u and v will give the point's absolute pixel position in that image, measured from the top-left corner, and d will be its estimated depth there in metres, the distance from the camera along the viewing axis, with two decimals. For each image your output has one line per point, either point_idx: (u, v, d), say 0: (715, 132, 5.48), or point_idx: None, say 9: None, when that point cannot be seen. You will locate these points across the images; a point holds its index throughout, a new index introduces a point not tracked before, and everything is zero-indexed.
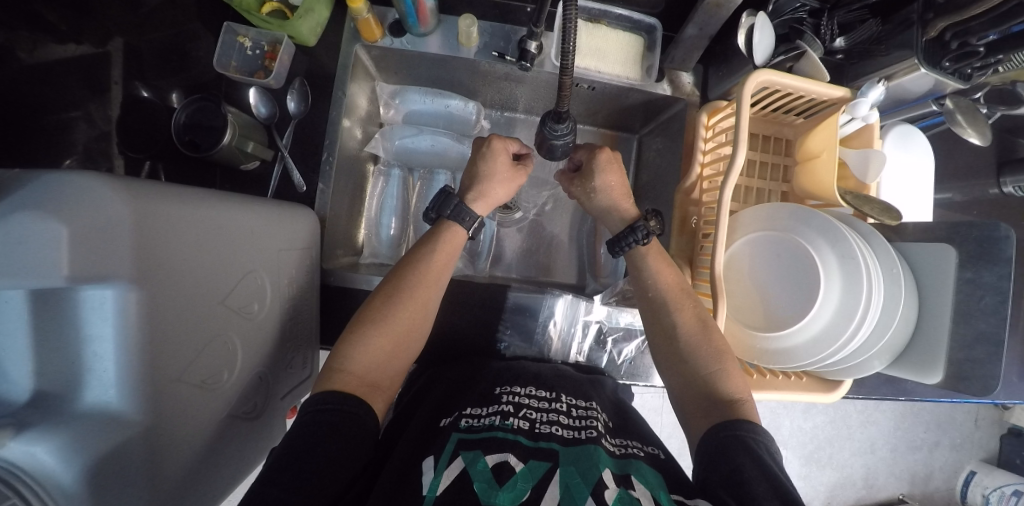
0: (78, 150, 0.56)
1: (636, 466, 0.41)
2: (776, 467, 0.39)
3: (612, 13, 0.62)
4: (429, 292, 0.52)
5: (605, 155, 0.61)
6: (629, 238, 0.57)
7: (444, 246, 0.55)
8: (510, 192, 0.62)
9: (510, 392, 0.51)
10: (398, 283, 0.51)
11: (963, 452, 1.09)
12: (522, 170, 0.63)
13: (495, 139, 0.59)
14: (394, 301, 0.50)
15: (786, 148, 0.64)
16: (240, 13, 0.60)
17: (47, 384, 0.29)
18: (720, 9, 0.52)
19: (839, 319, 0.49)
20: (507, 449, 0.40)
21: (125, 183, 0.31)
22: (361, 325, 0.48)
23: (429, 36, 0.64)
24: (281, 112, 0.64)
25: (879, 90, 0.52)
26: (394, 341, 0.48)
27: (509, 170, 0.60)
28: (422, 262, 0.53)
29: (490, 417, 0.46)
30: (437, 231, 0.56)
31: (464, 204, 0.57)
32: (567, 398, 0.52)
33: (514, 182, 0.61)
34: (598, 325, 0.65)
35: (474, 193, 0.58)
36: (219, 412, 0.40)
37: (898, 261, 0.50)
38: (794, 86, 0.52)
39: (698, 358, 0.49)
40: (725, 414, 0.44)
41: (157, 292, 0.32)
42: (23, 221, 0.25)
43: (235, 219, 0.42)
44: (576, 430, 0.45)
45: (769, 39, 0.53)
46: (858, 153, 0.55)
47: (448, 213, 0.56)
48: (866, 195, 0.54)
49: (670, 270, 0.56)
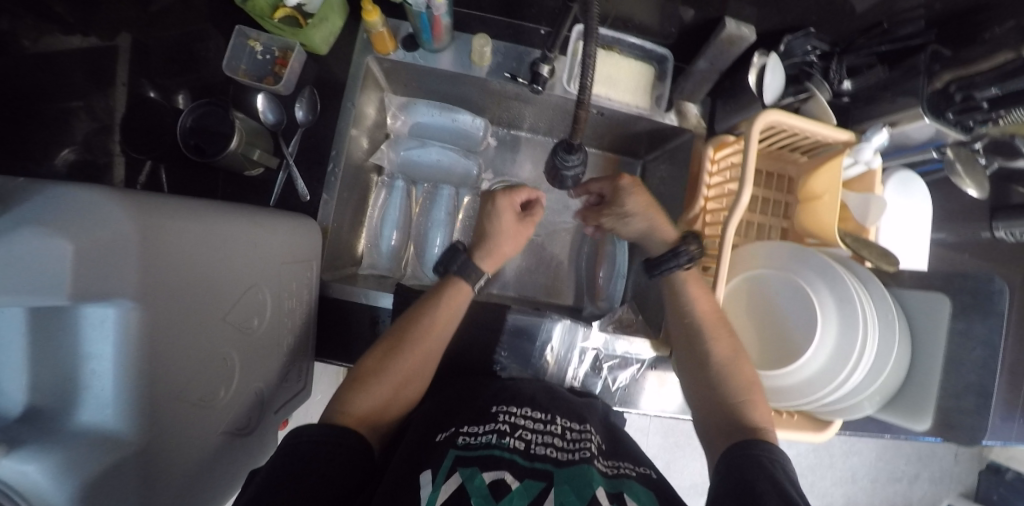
0: (77, 140, 0.54)
1: (628, 485, 0.42)
2: (794, 488, 0.38)
3: (625, 41, 0.63)
4: (435, 345, 0.52)
5: (628, 180, 0.61)
6: (670, 263, 0.56)
7: (451, 300, 0.54)
8: (518, 246, 0.61)
9: (507, 410, 0.51)
10: (403, 332, 0.51)
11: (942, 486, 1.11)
12: (531, 222, 0.61)
13: (500, 196, 0.58)
14: (397, 353, 0.50)
15: (788, 185, 0.65)
16: (253, 17, 0.60)
17: (41, 399, 0.28)
18: (732, 45, 0.54)
19: (834, 363, 0.49)
20: (504, 467, 0.41)
21: (130, 198, 0.31)
22: (366, 371, 0.49)
23: (442, 52, 0.64)
24: (289, 120, 0.63)
25: (883, 135, 0.53)
26: (392, 389, 0.49)
27: (516, 225, 0.59)
28: (427, 309, 0.53)
29: (487, 434, 0.45)
30: (442, 283, 0.56)
31: (470, 260, 0.57)
32: (562, 420, 0.51)
33: (522, 235, 0.61)
34: (595, 352, 0.64)
35: (481, 251, 0.58)
36: (214, 429, 0.40)
37: (893, 307, 0.51)
38: (803, 127, 0.53)
39: (727, 384, 0.50)
40: (746, 436, 0.45)
41: (158, 311, 0.32)
42: (24, 239, 0.24)
43: (240, 240, 0.42)
44: (570, 452, 0.45)
45: (780, 80, 0.54)
46: (858, 197, 0.56)
47: (454, 269, 0.56)
48: (866, 238, 0.55)
49: (708, 296, 0.55)
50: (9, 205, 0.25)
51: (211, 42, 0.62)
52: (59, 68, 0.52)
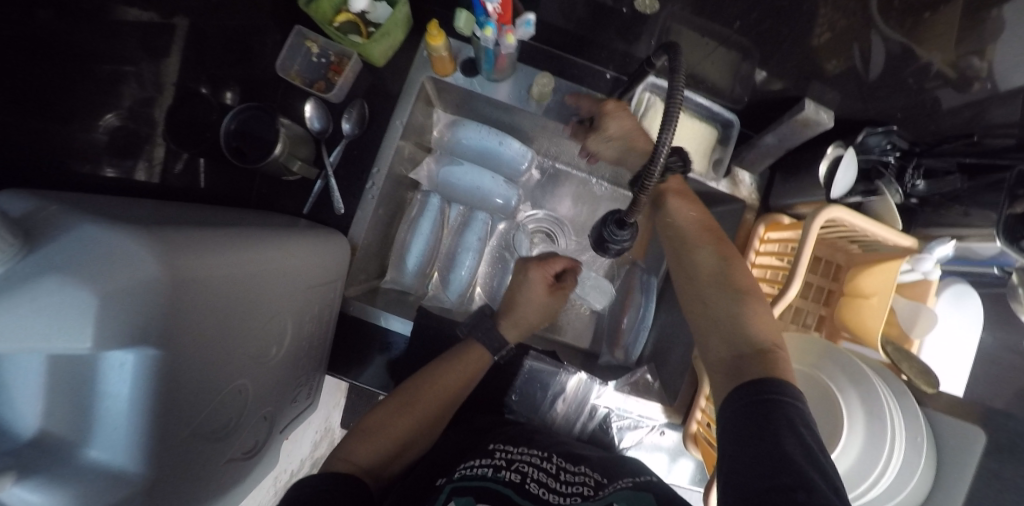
0: (123, 105, 0.48)
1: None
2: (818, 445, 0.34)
3: (693, 100, 0.60)
4: (450, 403, 0.54)
5: (612, 104, 0.55)
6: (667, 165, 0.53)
7: (467, 360, 0.57)
8: (545, 316, 0.64)
9: (504, 448, 0.50)
10: (420, 385, 0.54)
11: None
12: (561, 293, 0.64)
13: (531, 263, 0.63)
14: (408, 406, 0.52)
15: (835, 271, 0.63)
16: (315, 20, 0.58)
17: (55, 428, 0.27)
18: (808, 128, 0.52)
19: (859, 471, 0.47)
20: (496, 501, 0.41)
21: (155, 237, 0.31)
22: (374, 421, 0.50)
23: (501, 82, 0.61)
24: (335, 129, 0.62)
25: (948, 248, 0.51)
26: (395, 441, 0.50)
27: (545, 298, 0.62)
28: (444, 366, 0.56)
29: (484, 467, 0.46)
30: (464, 345, 0.59)
31: (495, 327, 0.61)
32: (557, 458, 0.50)
33: (550, 307, 0.63)
34: (606, 410, 0.63)
35: (508, 318, 0.61)
36: (221, 457, 0.40)
37: (920, 425, 0.50)
38: (864, 226, 0.51)
39: (723, 299, 0.48)
40: (756, 372, 0.40)
41: (180, 353, 0.31)
42: (58, 289, 0.24)
43: (272, 270, 0.42)
44: (563, 496, 0.43)
45: (851, 176, 0.52)
46: (909, 304, 0.54)
47: (477, 334, 0.59)
48: (908, 350, 0.54)
49: (693, 205, 0.56)
50: (38, 246, 0.26)
51: (269, 37, 0.61)
52: (117, 34, 0.46)
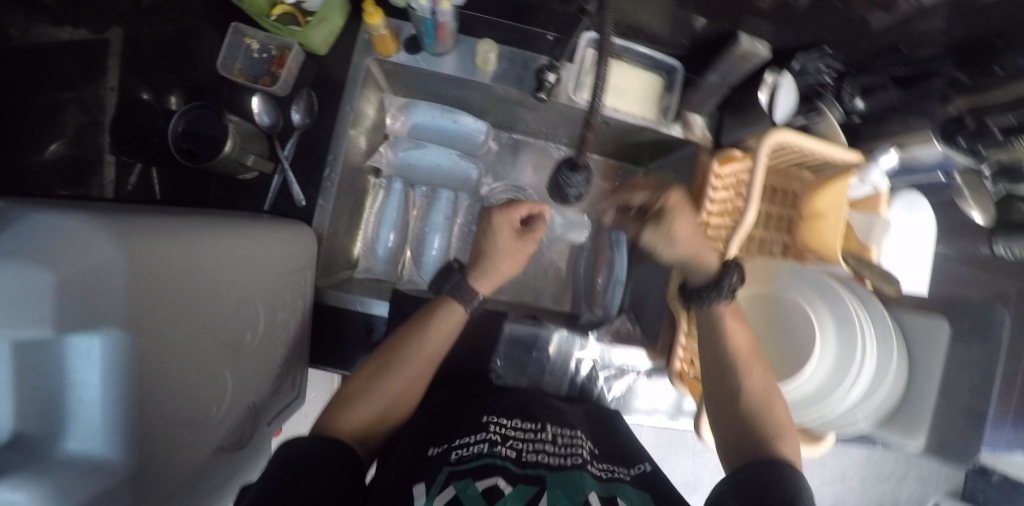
0: None
1: (621, 489, 0.45)
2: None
3: (635, 51, 0.61)
4: (428, 366, 0.54)
5: (674, 198, 0.56)
6: (705, 296, 0.53)
7: (439, 326, 0.54)
8: (516, 265, 0.60)
9: (498, 420, 0.52)
10: (395, 354, 0.53)
11: (902, 465, 1.28)
12: (531, 239, 0.60)
13: (496, 210, 0.58)
14: (384, 374, 0.52)
15: (793, 200, 0.65)
16: (251, 15, 0.57)
17: (30, 428, 0.25)
18: (745, 61, 0.53)
19: (833, 379, 0.50)
20: (496, 473, 0.43)
21: (109, 220, 0.29)
22: (358, 392, 0.51)
23: (446, 55, 0.62)
24: (285, 122, 0.61)
25: (892, 157, 0.53)
26: (381, 409, 0.50)
27: (512, 243, 0.59)
28: (416, 330, 0.54)
29: (479, 445, 0.47)
30: (437, 302, 0.56)
31: (463, 281, 0.57)
32: (552, 427, 0.53)
33: (520, 254, 0.59)
34: (592, 362, 0.65)
35: (476, 270, 0.58)
36: (206, 446, 0.39)
37: (890, 323, 0.52)
38: (811, 147, 0.52)
39: (734, 368, 0.52)
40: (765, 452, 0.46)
41: (145, 338, 0.31)
42: (4, 271, 0.22)
43: (234, 256, 0.41)
44: (562, 458, 0.47)
45: (791, 99, 0.53)
46: (864, 218, 0.56)
47: (447, 289, 0.57)
48: (869, 259, 0.55)
49: (689, 219, 0.55)
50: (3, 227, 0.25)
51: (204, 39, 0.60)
52: None
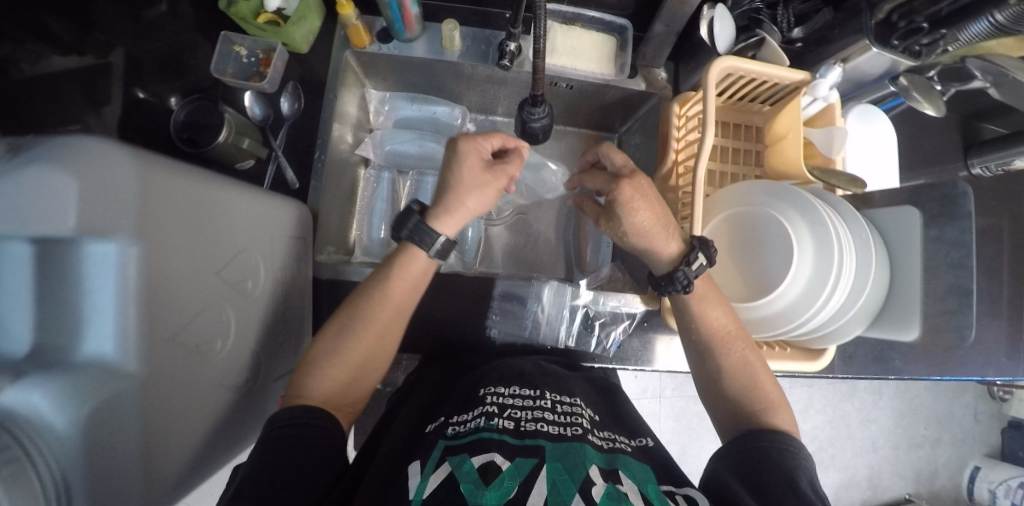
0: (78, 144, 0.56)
1: (623, 461, 0.43)
2: (800, 472, 0.43)
3: (586, 16, 0.67)
4: (393, 320, 0.52)
5: (627, 193, 0.52)
6: (667, 287, 0.54)
7: (402, 270, 0.52)
8: (485, 199, 0.54)
9: (494, 391, 0.52)
10: (354, 305, 0.52)
11: (934, 429, 1.22)
12: (502, 173, 0.54)
13: (463, 138, 0.51)
14: (346, 331, 0.50)
15: (756, 134, 0.68)
16: (237, 23, 0.64)
17: (49, 338, 0.28)
18: (684, 4, 0.57)
19: (810, 292, 0.51)
20: (493, 448, 0.40)
21: (134, 151, 0.33)
22: (324, 351, 0.50)
23: (415, 42, 0.68)
24: (275, 114, 0.67)
25: (837, 72, 0.54)
26: (352, 372, 0.50)
27: (479, 175, 0.52)
28: (376, 284, 0.52)
29: (475, 420, 0.46)
30: (395, 252, 0.53)
31: (424, 222, 0.52)
32: (551, 394, 0.52)
33: (488, 187, 0.53)
34: (585, 309, 0.69)
35: (437, 208, 0.52)
36: (212, 383, 0.41)
37: (867, 227, 0.52)
38: (758, 71, 0.55)
39: (710, 345, 0.54)
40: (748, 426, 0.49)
41: (155, 256, 0.33)
42: (39, 175, 0.27)
43: (232, 207, 0.43)
44: (562, 427, 0.46)
45: (729, 28, 0.56)
46: (822, 132, 0.58)
47: (406, 233, 0.52)
48: (832, 168, 0.57)
49: (647, 206, 0.52)
50: (34, 143, 0.28)
51: None
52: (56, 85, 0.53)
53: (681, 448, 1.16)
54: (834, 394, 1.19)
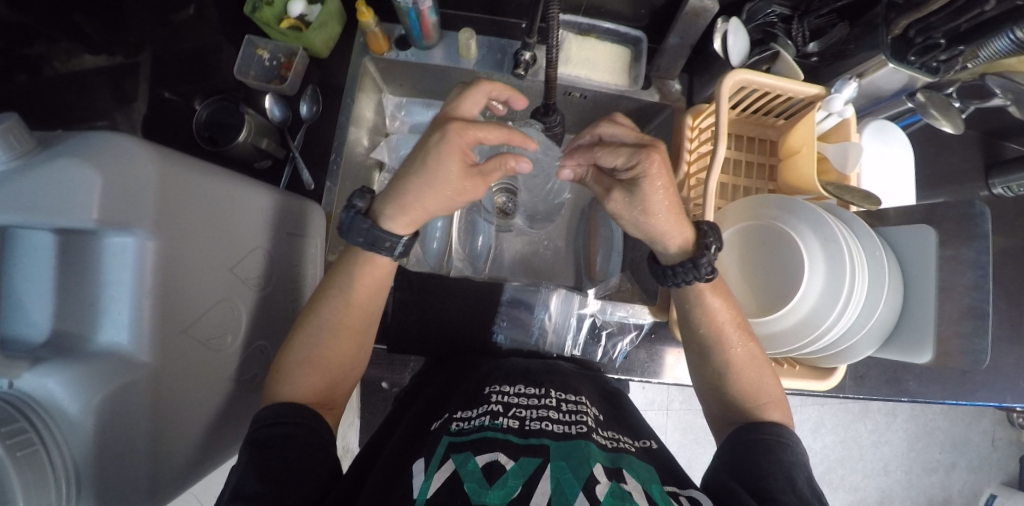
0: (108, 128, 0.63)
1: (627, 460, 0.42)
2: (798, 465, 0.42)
3: (601, 27, 0.68)
4: (363, 324, 0.51)
5: (658, 165, 0.44)
6: (685, 277, 0.50)
7: (377, 261, 0.49)
8: (450, 203, 0.46)
9: (499, 390, 0.51)
10: (321, 299, 0.49)
11: (950, 454, 1.19)
12: (479, 182, 0.45)
13: (452, 133, 0.40)
14: (322, 319, 0.48)
15: (770, 148, 0.67)
16: (261, 27, 0.66)
17: (66, 326, 0.30)
18: (699, 18, 0.57)
19: (822, 308, 0.50)
20: (498, 448, 0.40)
21: (158, 148, 0.34)
22: (298, 346, 0.47)
23: (432, 49, 0.69)
24: (293, 117, 0.68)
25: (852, 87, 0.54)
26: (325, 378, 0.47)
27: (454, 180, 0.43)
28: (345, 280, 0.49)
29: (479, 418, 0.45)
30: (354, 253, 0.50)
31: (377, 226, 0.47)
32: (556, 392, 0.52)
33: (458, 194, 0.45)
34: (593, 318, 0.70)
35: (393, 211, 0.46)
36: (220, 377, 0.41)
37: (880, 244, 0.52)
38: (772, 85, 0.54)
39: (720, 357, 0.51)
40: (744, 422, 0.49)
41: (175, 250, 0.34)
42: (65, 167, 0.27)
43: (249, 205, 0.44)
44: (567, 425, 0.45)
45: (743, 41, 0.56)
46: (836, 147, 0.57)
47: (359, 240, 0.47)
48: (847, 185, 0.57)
49: (671, 183, 0.46)
50: (64, 140, 0.29)
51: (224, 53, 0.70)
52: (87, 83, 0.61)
53: (686, 463, 1.14)
54: (847, 414, 1.16)
